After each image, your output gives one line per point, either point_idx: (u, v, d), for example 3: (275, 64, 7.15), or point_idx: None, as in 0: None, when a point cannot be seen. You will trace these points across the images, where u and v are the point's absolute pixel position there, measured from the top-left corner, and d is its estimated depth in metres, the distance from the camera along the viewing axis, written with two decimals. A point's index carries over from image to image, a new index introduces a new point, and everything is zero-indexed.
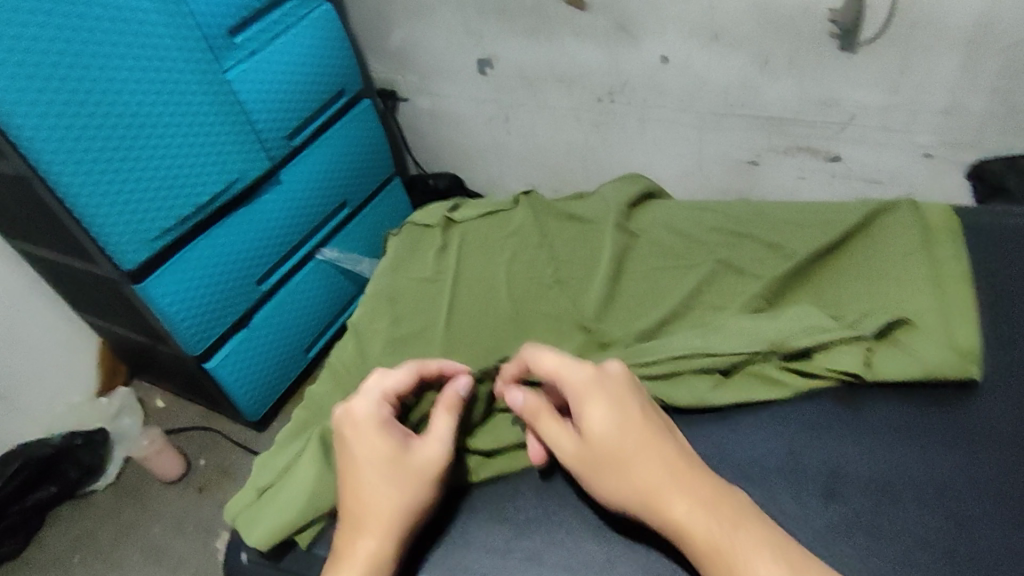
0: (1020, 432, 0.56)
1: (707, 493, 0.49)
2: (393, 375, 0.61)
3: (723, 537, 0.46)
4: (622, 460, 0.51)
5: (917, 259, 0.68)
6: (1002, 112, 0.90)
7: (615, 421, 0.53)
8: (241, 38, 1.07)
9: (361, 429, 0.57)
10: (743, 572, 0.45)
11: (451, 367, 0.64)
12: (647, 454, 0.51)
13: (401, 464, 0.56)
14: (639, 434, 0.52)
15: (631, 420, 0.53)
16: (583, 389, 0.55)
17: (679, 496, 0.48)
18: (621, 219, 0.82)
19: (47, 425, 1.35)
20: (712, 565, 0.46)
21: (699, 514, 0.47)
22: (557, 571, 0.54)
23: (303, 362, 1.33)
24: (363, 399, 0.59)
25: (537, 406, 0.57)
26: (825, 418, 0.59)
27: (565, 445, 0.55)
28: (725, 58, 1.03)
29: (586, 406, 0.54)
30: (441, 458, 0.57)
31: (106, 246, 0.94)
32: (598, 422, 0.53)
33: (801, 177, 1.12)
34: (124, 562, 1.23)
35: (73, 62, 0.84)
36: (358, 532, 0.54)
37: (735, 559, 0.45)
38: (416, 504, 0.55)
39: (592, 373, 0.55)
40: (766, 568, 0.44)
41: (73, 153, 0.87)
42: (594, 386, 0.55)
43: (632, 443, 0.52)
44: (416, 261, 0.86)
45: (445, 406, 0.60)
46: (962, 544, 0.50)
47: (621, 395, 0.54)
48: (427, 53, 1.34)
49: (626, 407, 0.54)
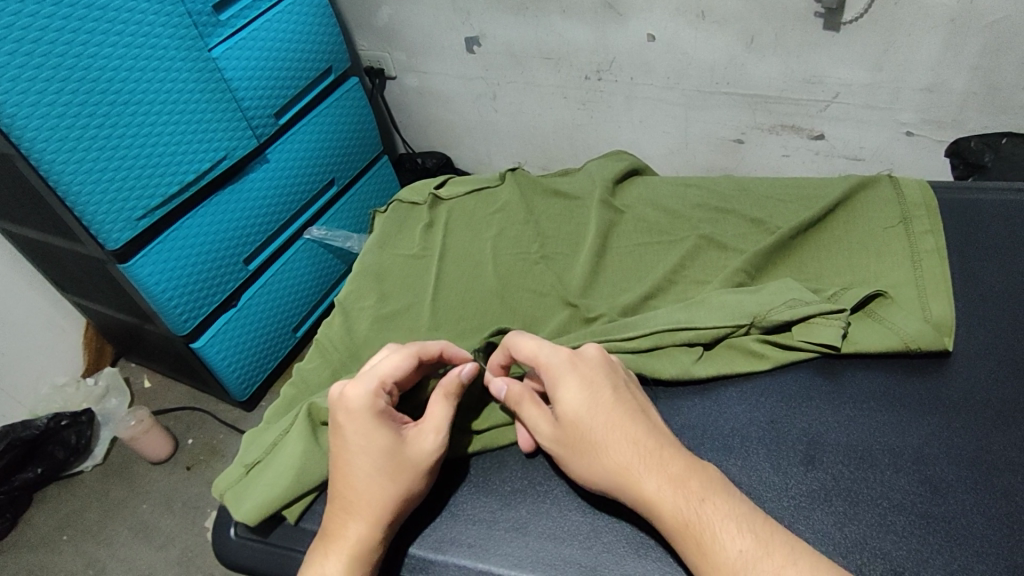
0: (991, 398, 0.57)
1: (677, 469, 0.50)
2: (389, 361, 0.59)
3: (690, 511, 0.47)
4: (592, 440, 0.52)
5: (896, 234, 0.69)
6: (981, 91, 0.91)
7: (586, 401, 0.54)
8: (227, 14, 1.04)
9: (356, 419, 0.56)
10: (708, 544, 0.46)
11: (450, 350, 0.63)
12: (616, 435, 0.52)
13: (396, 456, 0.55)
14: (608, 414, 0.53)
15: (600, 400, 0.54)
16: (558, 369, 0.56)
17: (652, 474, 0.50)
18: (607, 196, 0.82)
19: (32, 405, 1.35)
20: (681, 539, 0.47)
21: (668, 490, 0.49)
22: (543, 540, 0.55)
23: (291, 341, 1.33)
24: (359, 388, 0.57)
25: (517, 393, 0.58)
26: (804, 389, 0.61)
27: (543, 427, 0.56)
28: (712, 36, 1.04)
29: (558, 387, 0.55)
30: (438, 448, 0.57)
31: (92, 226, 0.93)
32: (568, 404, 0.54)
33: (786, 154, 1.14)
34: (113, 541, 1.24)
35: (55, 38, 0.83)
36: (346, 513, 0.54)
37: (703, 533, 0.46)
38: (408, 493, 0.55)
39: (565, 356, 0.56)
40: (732, 540, 0.45)
41: (57, 131, 0.85)
42: (567, 367, 0.56)
43: (601, 423, 0.53)
44: (403, 238, 0.86)
45: (443, 391, 0.59)
46: (936, 506, 0.52)
47: (594, 377, 0.55)
48: (413, 29, 1.33)
49: (597, 388, 0.54)
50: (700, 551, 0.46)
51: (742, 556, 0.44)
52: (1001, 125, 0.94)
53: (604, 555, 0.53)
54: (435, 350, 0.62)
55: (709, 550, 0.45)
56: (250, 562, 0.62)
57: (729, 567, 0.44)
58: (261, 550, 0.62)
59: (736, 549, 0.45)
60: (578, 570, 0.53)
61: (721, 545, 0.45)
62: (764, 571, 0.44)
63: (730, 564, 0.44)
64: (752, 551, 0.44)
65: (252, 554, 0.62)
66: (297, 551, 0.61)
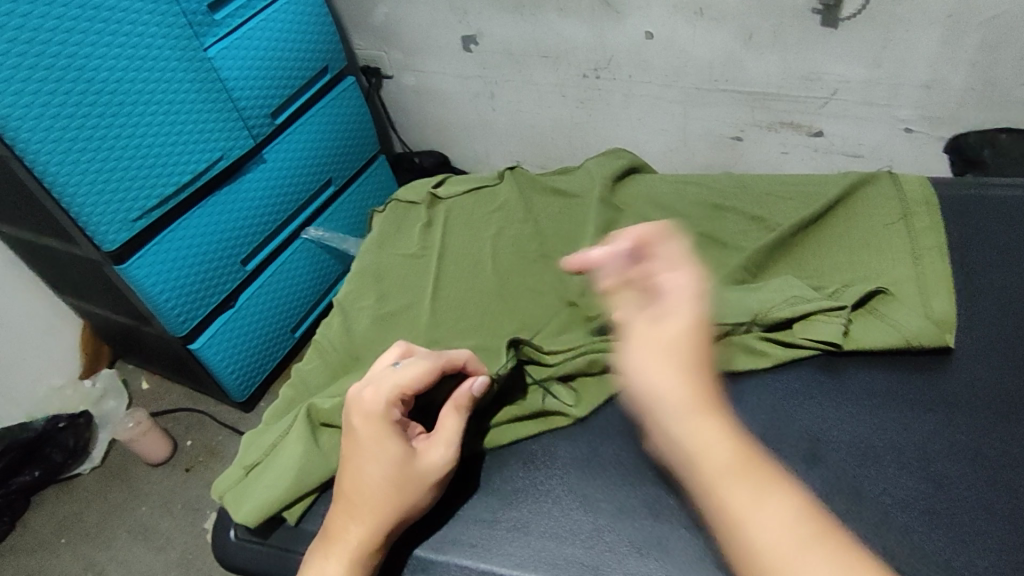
0: (993, 394, 0.57)
1: (727, 425, 0.46)
2: (408, 372, 0.58)
3: (729, 466, 0.44)
4: (687, 360, 0.48)
5: (896, 230, 0.69)
6: (978, 87, 0.91)
7: (701, 325, 0.50)
8: (222, 13, 1.04)
9: (370, 425, 0.55)
10: (755, 504, 0.43)
11: (471, 361, 0.61)
12: (701, 371, 0.48)
13: (410, 471, 0.55)
14: (705, 326, 0.50)
15: (707, 333, 0.50)
16: (676, 256, 0.52)
17: (704, 419, 0.46)
18: (606, 193, 0.82)
19: (29, 408, 1.34)
20: (720, 494, 0.44)
21: (715, 439, 0.45)
22: (544, 540, 0.55)
23: (289, 342, 1.33)
24: (382, 394, 0.56)
25: (621, 275, 0.53)
26: (806, 386, 0.61)
27: (641, 311, 0.51)
28: (710, 33, 1.03)
29: (686, 301, 0.50)
30: (449, 467, 0.56)
31: (88, 227, 0.93)
32: (678, 289, 0.51)
33: (784, 151, 1.13)
34: (112, 543, 1.23)
35: (49, 38, 0.82)
36: (349, 515, 0.54)
37: (736, 488, 0.44)
38: (414, 507, 0.55)
39: (703, 277, 0.52)
40: (772, 503, 0.43)
41: (51, 132, 0.85)
42: (683, 260, 0.53)
43: (696, 329, 0.50)
44: (401, 237, 0.86)
45: (455, 404, 0.58)
46: (939, 503, 0.51)
47: (708, 311, 0.52)
48: (410, 28, 1.32)
49: (706, 296, 0.52)
50: (732, 512, 0.43)
51: (790, 522, 0.42)
52: (998, 121, 0.94)
53: (607, 555, 0.53)
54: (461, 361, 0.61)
55: (745, 508, 0.43)
56: (250, 564, 0.62)
57: (768, 530, 0.42)
58: (260, 552, 0.62)
59: (781, 513, 0.42)
60: (580, 569, 0.53)
61: (767, 506, 0.42)
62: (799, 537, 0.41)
63: (768, 524, 0.42)
64: (793, 516, 0.42)
65: (252, 556, 0.62)
66: (297, 553, 0.60)
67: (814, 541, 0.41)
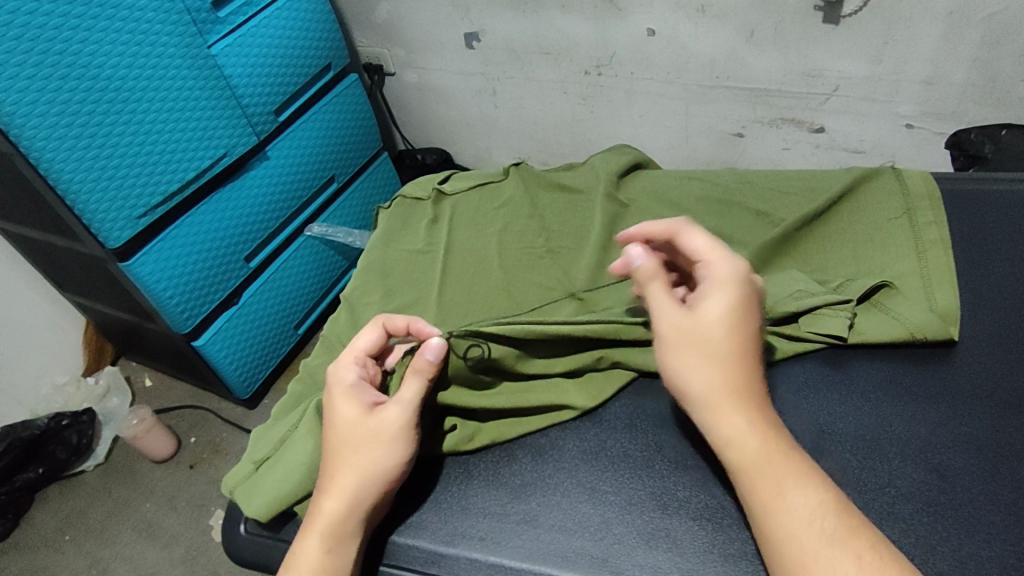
0: (997, 387, 0.58)
1: (761, 417, 0.51)
2: (360, 338, 0.64)
3: (768, 459, 0.49)
4: (716, 346, 0.52)
5: (900, 224, 0.70)
6: (979, 83, 0.92)
7: (734, 310, 0.54)
8: (225, 11, 1.04)
9: (330, 395, 0.60)
10: (776, 496, 0.48)
11: (417, 323, 0.65)
12: (733, 353, 0.52)
13: (358, 427, 0.57)
14: (735, 344, 0.53)
15: (744, 320, 0.54)
16: (725, 277, 0.56)
17: (733, 413, 0.51)
18: (611, 189, 0.83)
19: (33, 405, 1.35)
20: (753, 489, 0.49)
21: (753, 434, 0.50)
22: (554, 532, 0.56)
23: (293, 339, 1.34)
24: (335, 365, 0.62)
25: (652, 269, 0.57)
26: (812, 379, 0.61)
27: (669, 311, 0.55)
28: (711, 30, 1.04)
29: (713, 290, 0.55)
30: (402, 422, 0.57)
31: (92, 224, 0.93)
32: (713, 307, 0.54)
33: (786, 147, 1.14)
34: (118, 539, 1.24)
35: (53, 36, 0.82)
36: (323, 490, 0.56)
37: (775, 482, 0.48)
38: (376, 466, 0.56)
39: (738, 268, 0.56)
40: (804, 495, 0.47)
41: (56, 130, 0.85)
42: (733, 281, 0.55)
43: (726, 343, 0.52)
44: (407, 233, 0.86)
45: (413, 370, 0.59)
46: (944, 494, 0.52)
47: (749, 295, 0.55)
48: (412, 25, 1.32)
49: (747, 317, 0.54)
50: (772, 501, 0.48)
51: (811, 510, 0.47)
52: (999, 117, 0.94)
53: (615, 546, 0.54)
54: (404, 326, 0.65)
55: (784, 499, 0.47)
56: (262, 557, 0.63)
57: (791, 521, 0.46)
58: (272, 545, 0.63)
59: (801, 501, 0.47)
60: (589, 562, 0.53)
61: (788, 497, 0.47)
62: (835, 527, 0.46)
63: (804, 516, 0.46)
64: (825, 505, 0.47)
65: (264, 549, 0.63)
66: None
67: (849, 531, 0.46)
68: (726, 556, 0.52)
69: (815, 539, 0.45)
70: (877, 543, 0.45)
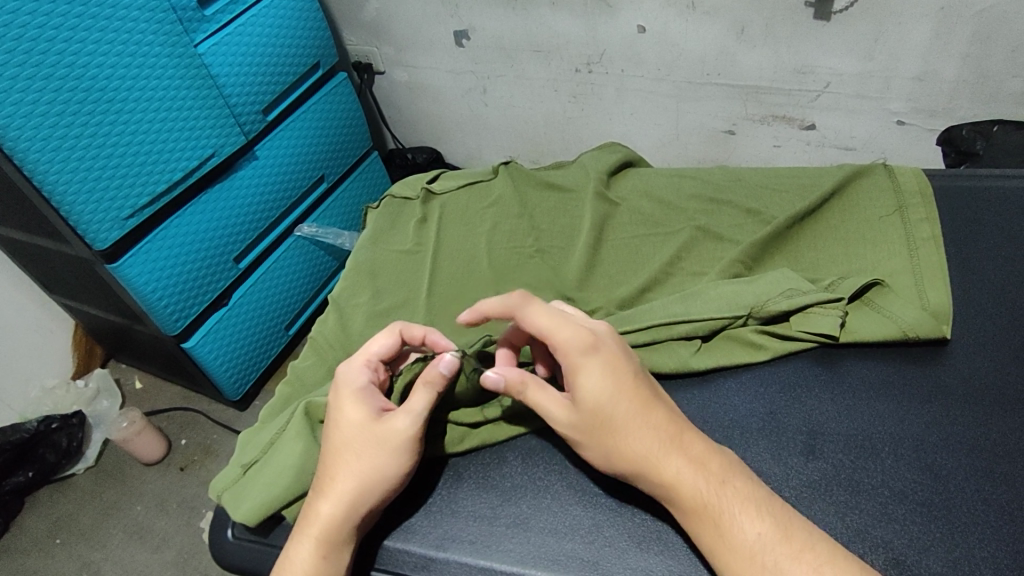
0: (990, 385, 0.58)
1: (697, 451, 0.50)
2: (375, 340, 0.63)
3: (709, 492, 0.48)
4: (615, 425, 0.51)
5: (891, 222, 0.69)
6: (969, 79, 0.92)
7: (609, 383, 0.52)
8: (212, 9, 1.03)
9: (339, 395, 0.59)
10: (726, 526, 0.46)
11: (434, 337, 0.64)
12: (638, 418, 0.51)
13: (365, 432, 0.56)
14: (631, 402, 0.52)
15: (622, 385, 0.52)
16: (577, 352, 0.53)
17: (671, 458, 0.50)
18: (601, 188, 0.82)
19: (21, 408, 1.33)
20: (698, 520, 0.48)
21: (688, 473, 0.49)
22: (544, 535, 0.55)
23: (283, 340, 1.33)
24: (348, 366, 0.61)
25: (517, 380, 0.55)
26: (803, 378, 0.61)
27: (557, 412, 0.54)
28: (702, 27, 1.03)
29: (578, 375, 0.53)
30: (410, 432, 0.55)
31: (79, 226, 0.92)
32: (588, 391, 0.52)
33: (777, 144, 1.14)
34: (108, 543, 1.23)
35: (37, 35, 0.81)
36: (320, 495, 0.55)
37: (719, 514, 0.47)
38: (377, 471, 0.55)
39: (583, 339, 0.54)
40: (750, 524, 0.46)
41: (40, 130, 0.84)
42: (587, 352, 0.53)
43: (626, 411, 0.51)
44: (396, 234, 0.85)
45: (424, 380, 0.57)
46: (937, 493, 0.52)
47: (607, 355, 0.53)
48: (401, 22, 1.31)
49: (621, 373, 0.53)
50: (717, 532, 0.46)
51: (761, 539, 0.45)
52: (988, 114, 0.94)
53: (607, 549, 0.53)
54: (420, 335, 0.64)
55: (726, 530, 0.46)
56: (249, 563, 0.62)
57: (744, 550, 0.45)
58: (259, 550, 0.62)
59: (754, 532, 0.46)
60: (580, 565, 0.52)
61: (739, 527, 0.46)
62: (781, 556, 0.44)
63: (748, 546, 0.45)
64: (769, 536, 0.45)
65: (251, 555, 0.62)
66: None
67: (794, 559, 0.44)
68: None
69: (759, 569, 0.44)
70: (824, 569, 0.43)
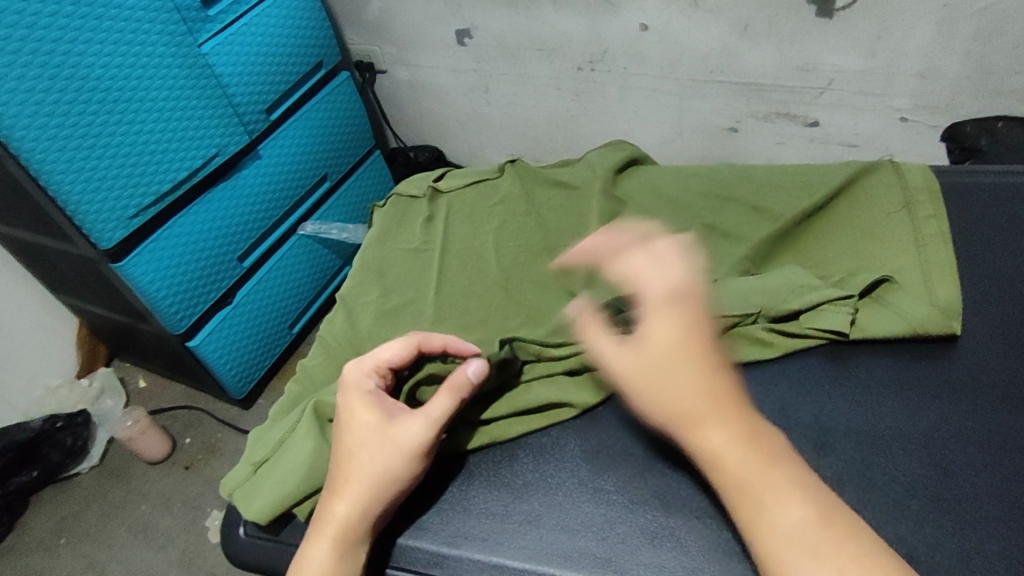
0: (999, 380, 0.58)
1: (750, 429, 0.49)
2: (388, 348, 0.61)
3: (753, 472, 0.47)
4: (670, 375, 0.50)
5: (899, 219, 0.70)
6: (973, 76, 0.92)
7: (676, 332, 0.52)
8: (215, 8, 1.03)
9: (350, 397, 0.59)
10: (766, 506, 0.46)
11: (455, 345, 0.63)
12: (692, 376, 0.50)
13: (379, 436, 0.56)
14: (689, 357, 0.51)
15: (687, 338, 0.52)
16: (657, 299, 0.54)
17: (720, 429, 0.48)
18: (608, 186, 0.82)
19: (26, 408, 1.33)
20: (738, 499, 0.47)
21: (734, 446, 0.48)
22: (556, 532, 0.55)
23: (288, 338, 1.33)
24: (355, 367, 0.60)
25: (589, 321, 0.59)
26: (813, 375, 0.61)
27: (609, 352, 0.55)
28: (705, 25, 1.03)
29: (652, 316, 0.53)
30: (425, 437, 0.56)
31: (84, 226, 0.92)
32: (659, 334, 0.52)
33: (780, 142, 1.14)
34: (113, 542, 1.23)
35: (42, 35, 0.81)
36: (336, 496, 0.55)
37: (762, 495, 0.46)
38: (390, 474, 0.55)
39: (666, 288, 0.54)
40: (794, 508, 0.45)
41: (46, 130, 0.84)
42: (664, 303, 0.53)
43: (685, 365, 0.51)
44: (403, 232, 0.86)
45: (449, 387, 0.57)
46: (948, 489, 0.52)
47: (683, 306, 0.53)
48: (404, 21, 1.31)
49: (693, 327, 0.52)
50: (756, 512, 0.46)
51: (805, 521, 0.45)
52: (991, 111, 0.94)
53: (619, 546, 0.53)
54: (440, 344, 0.63)
55: (767, 511, 0.45)
56: (261, 561, 0.62)
57: (784, 532, 0.44)
58: (271, 549, 0.62)
59: (795, 513, 0.45)
60: (593, 563, 0.53)
61: (781, 508, 0.45)
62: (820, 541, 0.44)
63: (790, 528, 0.44)
64: (811, 519, 0.45)
65: (263, 553, 0.62)
66: None
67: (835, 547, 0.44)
68: (728, 554, 0.51)
69: (796, 552, 0.43)
70: (867, 558, 0.43)
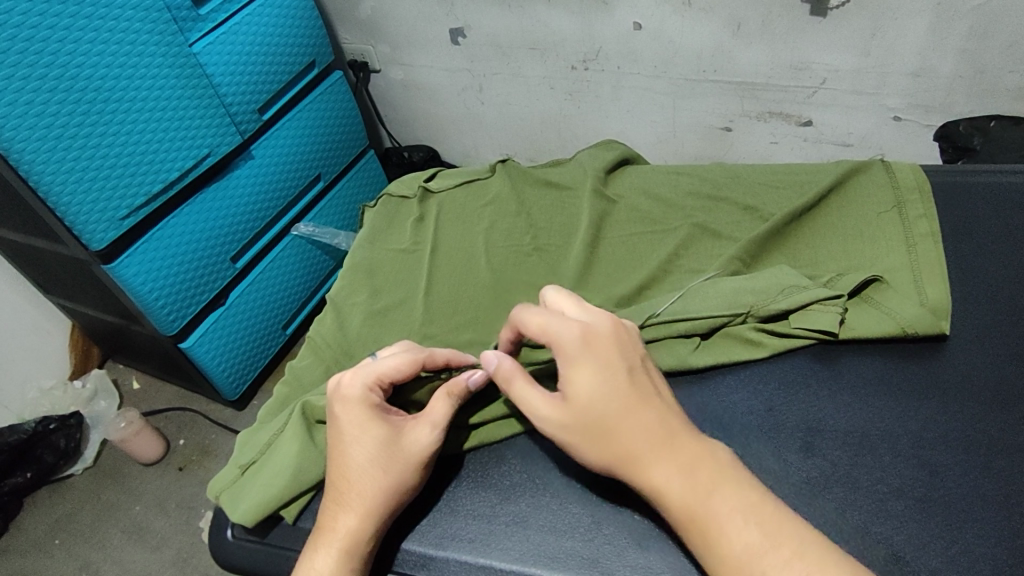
0: (987, 380, 0.58)
1: (691, 454, 0.49)
2: (392, 361, 0.59)
3: (694, 502, 0.47)
4: (606, 425, 0.50)
5: (889, 218, 0.70)
6: (966, 74, 0.91)
7: (600, 385, 0.51)
8: (206, 8, 1.02)
9: (352, 408, 0.57)
10: (714, 537, 0.45)
11: (457, 359, 0.63)
12: (634, 417, 0.50)
13: (389, 449, 0.56)
14: (624, 400, 0.51)
15: (613, 385, 0.51)
16: (572, 348, 0.52)
17: (661, 464, 0.48)
18: (599, 186, 0.82)
19: (19, 409, 1.33)
20: (688, 528, 0.47)
21: (676, 482, 0.48)
22: (543, 533, 0.55)
23: (282, 339, 1.33)
24: (356, 379, 0.58)
25: (509, 369, 0.55)
26: (802, 375, 0.61)
27: (545, 410, 0.53)
28: (698, 24, 1.03)
29: (570, 370, 0.52)
30: (432, 446, 0.56)
31: (74, 227, 0.91)
32: (581, 388, 0.51)
33: (774, 141, 1.14)
34: (107, 542, 1.22)
35: (31, 35, 0.80)
36: (340, 508, 0.55)
37: (707, 525, 0.46)
38: (399, 487, 0.55)
39: (578, 335, 0.52)
40: (738, 533, 0.45)
41: (36, 130, 0.83)
42: (580, 348, 0.52)
43: (618, 408, 0.50)
44: (393, 233, 0.85)
45: (447, 391, 0.59)
46: (935, 490, 0.52)
47: (599, 353, 0.52)
48: (397, 20, 1.31)
49: (614, 371, 0.51)
50: (706, 543, 0.46)
51: (749, 549, 0.44)
52: (983, 110, 0.94)
53: (606, 547, 0.53)
54: (443, 360, 0.62)
55: (715, 542, 0.45)
56: (248, 563, 0.62)
57: (733, 559, 0.44)
58: (259, 550, 0.61)
59: (744, 540, 0.45)
60: (580, 563, 0.53)
61: (726, 535, 0.45)
62: (771, 565, 0.44)
63: (736, 557, 0.44)
64: (757, 545, 0.44)
65: (251, 555, 0.62)
66: (294, 551, 0.60)
67: (785, 566, 0.43)
68: None
69: None
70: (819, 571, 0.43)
